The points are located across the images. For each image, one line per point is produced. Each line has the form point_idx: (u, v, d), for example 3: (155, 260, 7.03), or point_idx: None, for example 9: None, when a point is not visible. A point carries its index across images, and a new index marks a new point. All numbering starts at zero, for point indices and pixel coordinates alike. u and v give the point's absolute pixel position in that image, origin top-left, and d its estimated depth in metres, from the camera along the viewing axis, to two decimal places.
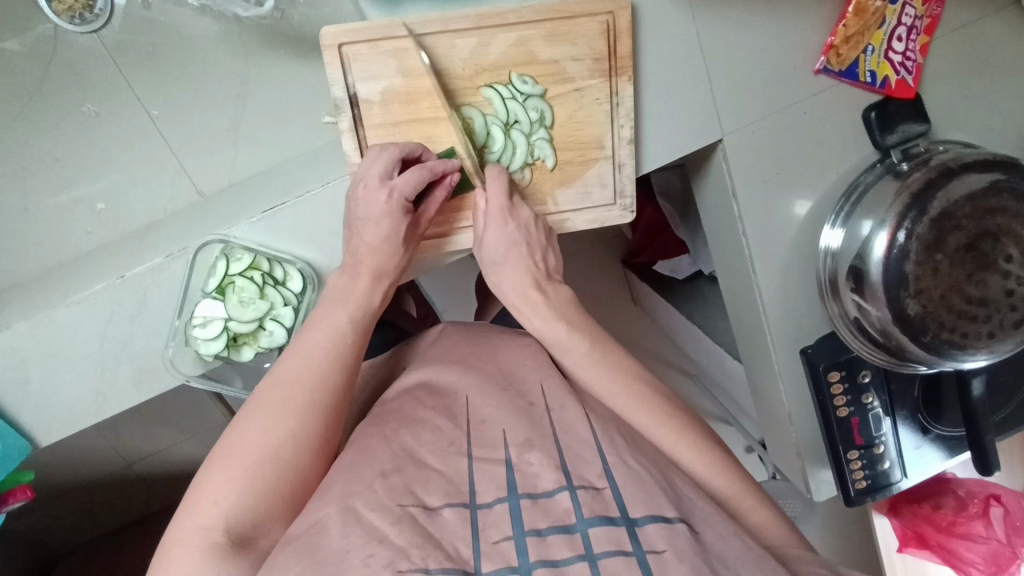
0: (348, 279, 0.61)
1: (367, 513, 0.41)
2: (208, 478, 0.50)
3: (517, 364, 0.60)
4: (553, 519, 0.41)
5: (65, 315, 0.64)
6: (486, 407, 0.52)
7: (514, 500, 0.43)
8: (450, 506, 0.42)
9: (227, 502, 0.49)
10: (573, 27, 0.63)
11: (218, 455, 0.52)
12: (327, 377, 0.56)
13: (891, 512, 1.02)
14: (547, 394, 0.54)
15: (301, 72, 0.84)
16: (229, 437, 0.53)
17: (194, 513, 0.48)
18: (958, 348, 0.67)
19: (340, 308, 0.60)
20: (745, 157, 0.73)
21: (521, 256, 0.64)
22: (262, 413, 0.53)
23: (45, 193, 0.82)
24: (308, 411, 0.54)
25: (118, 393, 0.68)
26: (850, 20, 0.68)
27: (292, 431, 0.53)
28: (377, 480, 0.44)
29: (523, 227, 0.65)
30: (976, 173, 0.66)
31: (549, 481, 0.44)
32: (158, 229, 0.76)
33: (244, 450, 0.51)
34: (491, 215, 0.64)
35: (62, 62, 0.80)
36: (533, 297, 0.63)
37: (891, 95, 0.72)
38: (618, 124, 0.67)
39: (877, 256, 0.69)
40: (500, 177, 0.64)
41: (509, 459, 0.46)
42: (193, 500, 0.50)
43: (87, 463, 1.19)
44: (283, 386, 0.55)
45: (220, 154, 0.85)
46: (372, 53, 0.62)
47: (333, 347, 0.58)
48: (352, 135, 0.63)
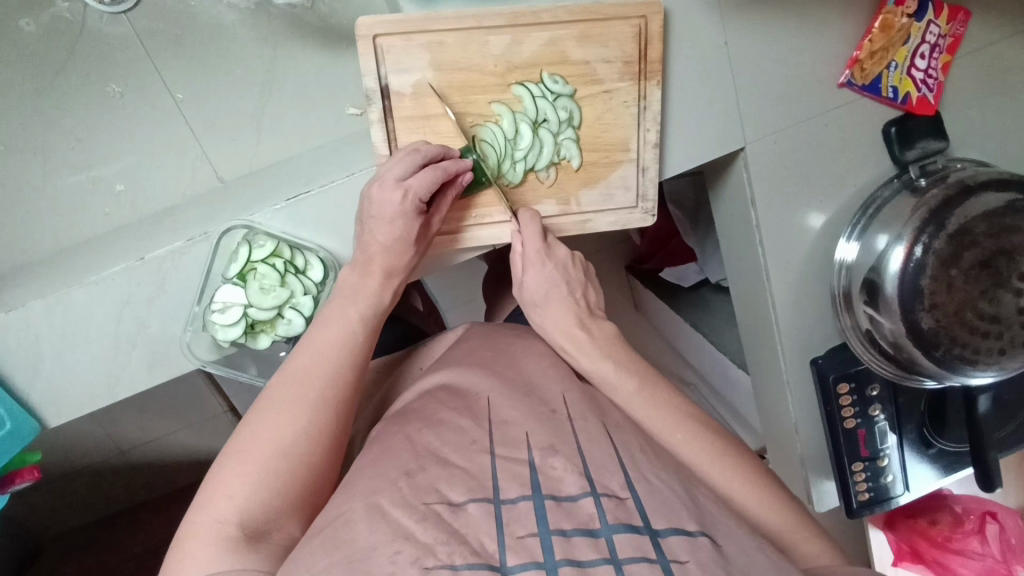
0: (360, 277, 0.61)
1: (391, 510, 0.41)
2: (223, 472, 0.50)
3: (535, 370, 0.60)
4: (578, 523, 0.42)
5: (82, 295, 0.64)
6: (508, 409, 0.52)
7: (538, 499, 0.43)
8: (474, 501, 0.43)
9: (243, 496, 0.49)
10: (606, 29, 0.62)
11: (232, 448, 0.52)
12: (340, 374, 0.56)
13: (887, 525, 1.04)
14: (570, 404, 0.54)
15: (327, 63, 0.84)
16: (242, 431, 0.53)
17: (208, 508, 0.48)
18: (968, 363, 0.70)
19: (351, 305, 0.60)
20: (765, 165, 0.73)
21: (562, 295, 0.67)
22: (276, 409, 0.53)
23: (63, 171, 0.81)
24: (319, 406, 0.54)
25: (131, 376, 0.67)
26: (876, 35, 0.69)
27: (305, 427, 0.53)
28: (401, 479, 0.44)
29: (561, 267, 0.67)
30: (993, 192, 0.68)
31: (572, 486, 0.44)
32: (179, 213, 0.75)
33: (258, 445, 0.51)
34: (528, 257, 0.66)
35: (90, 43, 0.80)
36: (578, 335, 0.64)
37: (911, 111, 0.73)
38: (645, 128, 0.66)
39: (893, 270, 0.71)
40: (534, 220, 0.66)
41: (532, 460, 0.46)
42: (208, 493, 0.49)
43: (83, 448, 1.17)
44: (296, 382, 0.55)
45: (242, 142, 0.84)
46: (406, 45, 0.60)
47: (349, 342, 0.58)
48: (381, 126, 0.62)
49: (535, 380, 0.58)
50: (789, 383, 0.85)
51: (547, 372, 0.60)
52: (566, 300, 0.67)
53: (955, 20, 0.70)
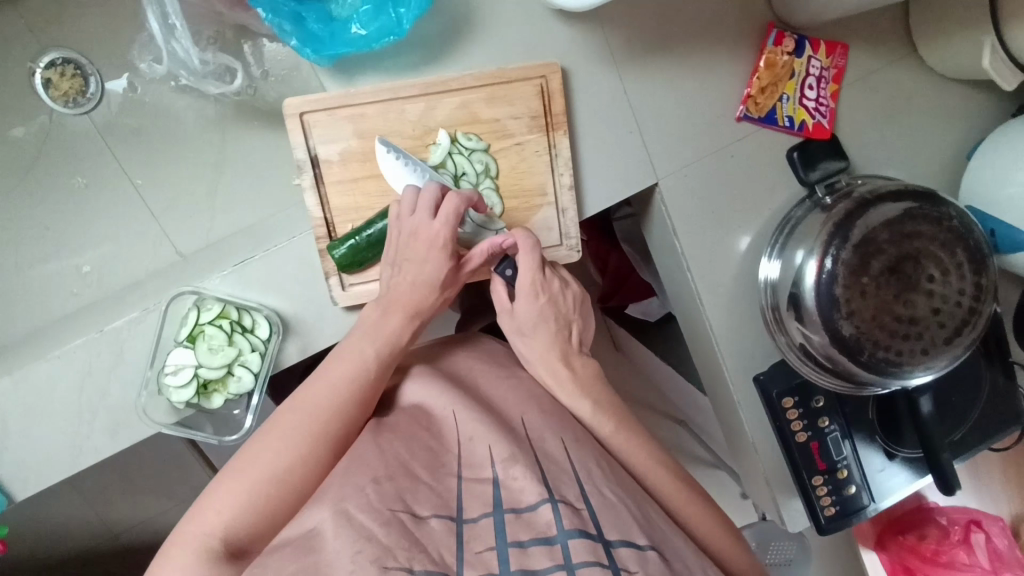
0: (381, 316, 0.63)
1: (358, 514, 0.45)
2: (216, 488, 0.54)
3: (495, 392, 0.66)
4: (536, 532, 0.46)
5: (45, 370, 0.69)
6: (471, 423, 0.57)
7: (498, 515, 0.47)
8: (437, 516, 0.46)
9: (229, 513, 0.52)
10: (511, 90, 0.70)
11: (231, 466, 0.55)
12: (343, 409, 0.59)
13: (879, 546, 1.06)
14: (530, 426, 0.60)
15: (267, 138, 0.90)
16: (244, 452, 0.56)
17: (197, 520, 0.52)
18: (896, 365, 0.73)
19: (366, 342, 0.62)
20: (680, 198, 0.79)
21: (549, 330, 0.69)
22: (277, 435, 0.56)
23: (36, 261, 0.88)
24: (320, 439, 0.57)
25: (94, 443, 0.71)
26: (763, 72, 0.76)
27: (301, 455, 0.56)
28: (369, 485, 0.48)
29: (552, 300, 0.69)
30: (890, 203, 0.73)
31: (532, 495, 0.48)
32: (142, 288, 0.81)
33: (256, 466, 0.55)
34: (522, 289, 0.67)
35: (55, 141, 0.87)
36: (560, 373, 0.68)
37: (809, 137, 0.80)
38: (558, 172, 0.72)
39: (809, 283, 0.74)
40: (533, 250, 0.66)
41: (496, 475, 0.51)
42: (204, 501, 0.54)
43: (74, 531, 1.19)
44: (304, 412, 0.58)
45: (198, 219, 0.91)
46: (331, 119, 0.67)
47: (362, 376, 0.60)
48: (313, 192, 0.68)
49: (498, 406, 0.63)
50: (741, 404, 0.88)
51: (508, 394, 0.66)
52: (552, 333, 0.69)
53: (834, 53, 0.78)
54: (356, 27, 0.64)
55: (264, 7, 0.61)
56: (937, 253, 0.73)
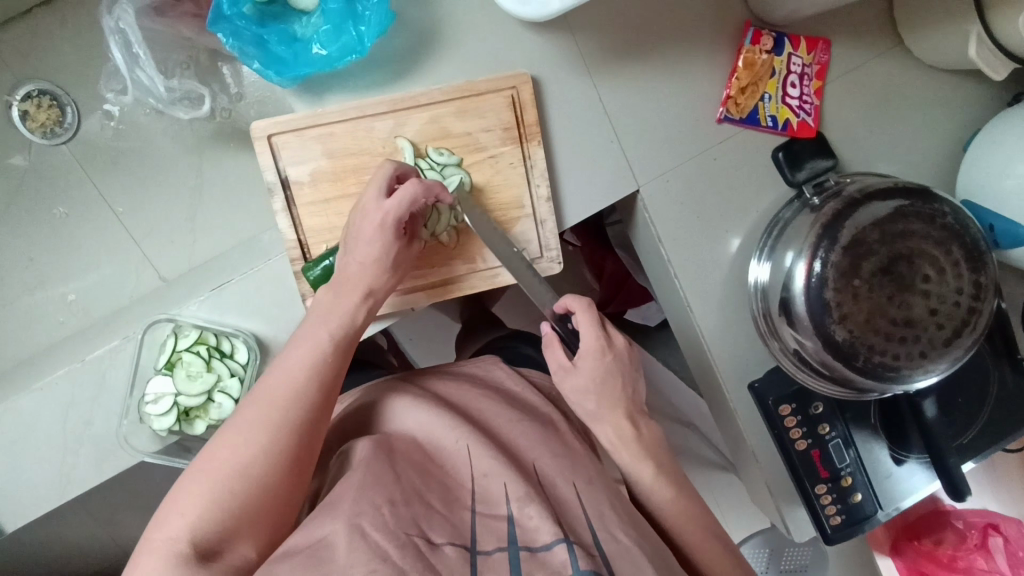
0: (333, 296, 0.61)
1: (372, 531, 0.45)
2: (180, 489, 0.51)
3: (509, 433, 0.65)
4: (551, 569, 0.46)
5: (27, 402, 0.69)
6: (487, 459, 0.57)
7: (513, 550, 0.48)
8: (451, 545, 0.47)
9: (195, 514, 0.49)
10: (481, 102, 0.68)
11: (195, 467, 0.53)
12: (304, 395, 0.56)
13: (893, 551, 1.00)
14: (543, 469, 0.60)
15: (245, 160, 0.91)
16: (207, 450, 0.53)
17: (164, 524, 0.49)
18: (894, 370, 0.70)
19: (322, 326, 0.60)
20: (663, 204, 0.77)
21: (614, 390, 0.67)
22: (236, 428, 0.54)
23: (24, 291, 0.89)
24: (281, 428, 0.54)
25: (80, 473, 0.71)
26: (742, 72, 0.74)
27: (265, 448, 0.53)
28: (384, 507, 0.47)
29: (618, 358, 0.67)
30: (880, 202, 0.70)
31: (547, 534, 0.49)
32: (124, 315, 0.81)
33: (214, 463, 0.52)
34: (586, 347, 0.66)
35: (35, 172, 0.88)
36: (625, 432, 0.67)
37: (794, 136, 0.77)
38: (534, 184, 0.71)
39: (798, 287, 0.72)
40: (591, 309, 0.66)
41: (511, 512, 0.52)
42: (166, 508, 0.50)
43: (85, 553, 1.16)
44: (261, 402, 0.55)
45: (179, 244, 0.91)
46: (299, 140, 0.66)
47: (320, 361, 0.58)
48: (286, 214, 0.67)
49: (512, 449, 0.62)
50: (737, 413, 0.86)
51: (520, 439, 0.64)
52: (617, 392, 0.67)
53: (816, 49, 0.75)
54: (317, 47, 0.64)
55: (224, 31, 0.62)
56: (933, 252, 0.70)
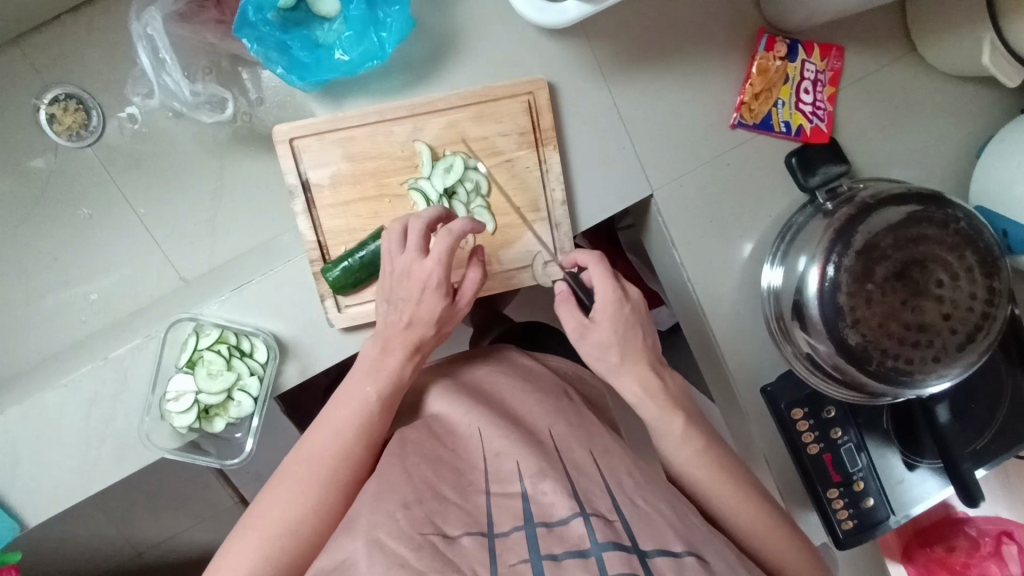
0: (379, 354, 0.63)
1: (389, 542, 0.46)
2: (236, 541, 0.56)
3: (522, 406, 0.66)
4: (568, 544, 0.46)
5: (52, 398, 0.70)
6: (499, 440, 0.58)
7: (530, 529, 0.48)
8: (469, 535, 0.48)
9: (250, 565, 0.55)
10: (499, 107, 0.70)
11: (249, 517, 0.58)
12: (351, 453, 0.60)
13: (906, 558, 1.01)
14: (556, 437, 0.61)
15: (265, 163, 0.92)
16: (260, 501, 0.58)
17: (223, 571, 0.55)
18: (907, 374, 0.71)
19: (370, 383, 0.62)
20: (677, 208, 0.78)
21: (637, 338, 0.66)
22: (288, 486, 0.58)
23: (47, 290, 0.91)
24: (328, 485, 0.58)
25: (102, 469, 0.72)
26: (755, 78, 0.75)
27: (313, 504, 0.58)
28: (399, 511, 0.49)
29: (637, 308, 0.67)
30: (893, 207, 0.71)
31: (562, 509, 0.50)
32: (145, 314, 0.83)
33: (269, 517, 0.57)
34: (605, 302, 0.65)
35: (60, 173, 0.90)
36: (651, 383, 0.66)
37: (807, 141, 0.78)
38: (550, 188, 0.72)
39: (812, 291, 0.72)
40: (601, 261, 0.66)
41: (524, 490, 0.52)
42: (222, 562, 0.56)
43: (98, 551, 1.17)
44: (310, 459, 0.59)
45: (203, 243, 0.93)
46: (321, 144, 0.68)
47: (366, 423, 0.61)
48: (306, 216, 0.68)
49: (525, 421, 0.63)
50: (749, 416, 0.86)
51: (533, 411, 0.66)
52: (638, 341, 0.67)
53: (829, 56, 0.76)
54: (339, 53, 0.65)
55: (248, 37, 0.64)
56: (946, 257, 0.70)
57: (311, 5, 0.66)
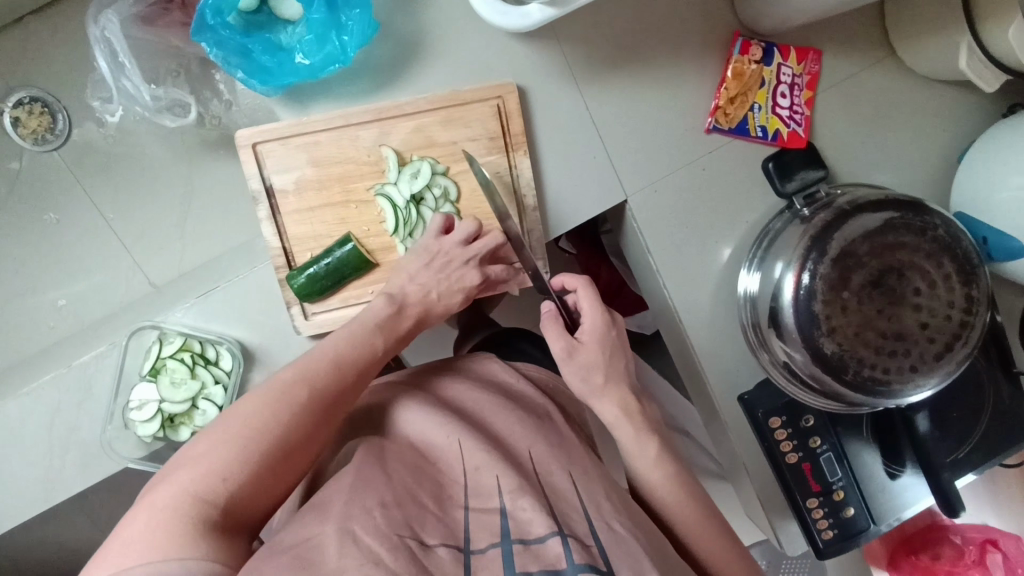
0: (397, 316, 0.64)
1: (364, 535, 0.44)
2: (215, 443, 0.48)
3: (502, 427, 0.64)
4: (544, 564, 0.47)
5: (13, 408, 0.69)
6: (478, 454, 0.57)
7: (507, 545, 0.49)
8: (445, 544, 0.47)
9: (229, 474, 0.47)
10: (467, 112, 0.68)
11: (231, 421, 0.50)
12: (348, 389, 0.57)
13: (891, 566, 1.00)
14: (536, 459, 0.60)
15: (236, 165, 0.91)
16: (245, 410, 0.51)
17: (191, 475, 0.46)
18: (884, 384, 0.69)
19: (378, 335, 0.61)
20: (651, 214, 0.77)
21: (620, 365, 0.68)
22: (281, 402, 0.52)
23: (16, 296, 0.90)
24: (323, 415, 0.54)
25: (66, 478, 0.71)
26: (731, 83, 0.74)
27: (306, 429, 0.52)
28: (377, 508, 0.47)
29: (620, 335, 0.69)
30: (870, 213, 0.69)
31: (540, 527, 0.51)
32: (112, 321, 0.81)
33: (259, 428, 0.50)
34: (594, 326, 0.67)
35: (27, 178, 0.89)
36: (632, 405, 0.67)
37: (784, 146, 0.77)
38: (520, 193, 0.71)
39: (787, 299, 0.71)
40: (589, 285, 0.68)
41: (503, 507, 0.52)
42: (186, 465, 0.47)
43: (73, 555, 1.16)
44: (309, 381, 0.54)
45: (168, 252, 0.92)
46: (284, 149, 0.67)
47: (368, 363, 0.58)
48: (270, 222, 0.67)
49: (504, 439, 0.62)
50: (727, 424, 0.85)
51: (514, 429, 0.64)
52: (620, 367, 0.68)
53: (806, 59, 0.75)
54: (300, 57, 0.64)
55: (207, 41, 0.62)
56: (923, 264, 0.69)
57: (273, 8, 0.65)
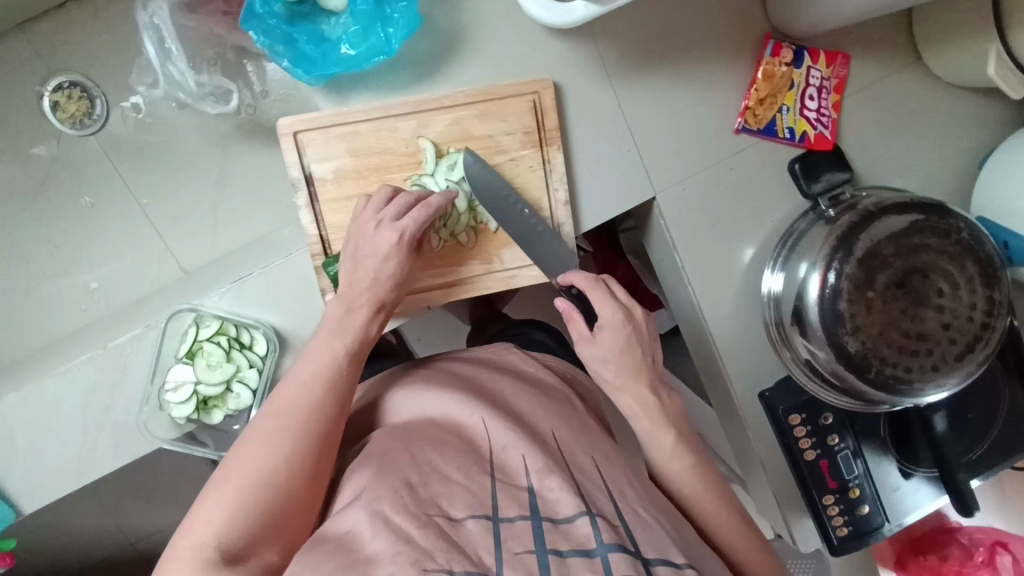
0: (344, 311, 0.61)
1: (394, 516, 0.46)
2: (206, 495, 0.51)
3: (526, 408, 0.65)
4: (574, 544, 0.48)
5: (51, 386, 0.70)
6: (504, 432, 0.58)
7: (536, 520, 0.50)
8: (473, 517, 0.48)
9: (224, 520, 0.49)
10: (504, 106, 0.70)
11: (220, 472, 0.52)
12: (322, 404, 0.56)
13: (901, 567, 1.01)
14: (560, 440, 0.61)
15: (267, 156, 0.92)
16: (230, 457, 0.53)
17: (191, 529, 0.49)
18: (906, 383, 0.71)
19: (335, 337, 0.59)
20: (679, 211, 0.78)
21: (634, 351, 0.67)
22: (262, 437, 0.53)
23: (48, 278, 0.91)
24: (302, 435, 0.54)
25: (99, 457, 0.72)
26: (760, 84, 0.75)
27: (287, 456, 0.53)
28: (404, 489, 0.48)
29: (635, 326, 0.67)
30: (895, 215, 0.71)
31: (568, 507, 0.51)
32: (144, 304, 0.82)
33: (242, 471, 0.51)
34: (603, 322, 0.66)
35: (63, 161, 0.90)
36: (649, 397, 0.67)
37: (811, 148, 0.78)
38: (553, 188, 0.72)
39: (812, 297, 0.72)
40: (594, 286, 0.67)
41: (532, 485, 0.53)
42: (191, 520, 0.50)
43: (87, 539, 1.16)
44: (280, 412, 0.55)
45: (202, 235, 0.93)
46: (324, 138, 0.68)
47: (334, 375, 0.57)
48: (308, 210, 0.68)
49: (528, 419, 0.63)
50: (745, 420, 0.86)
51: (536, 411, 0.65)
52: (639, 353, 0.67)
53: (835, 63, 0.76)
54: (345, 48, 0.66)
55: (255, 29, 0.64)
56: (946, 266, 0.70)
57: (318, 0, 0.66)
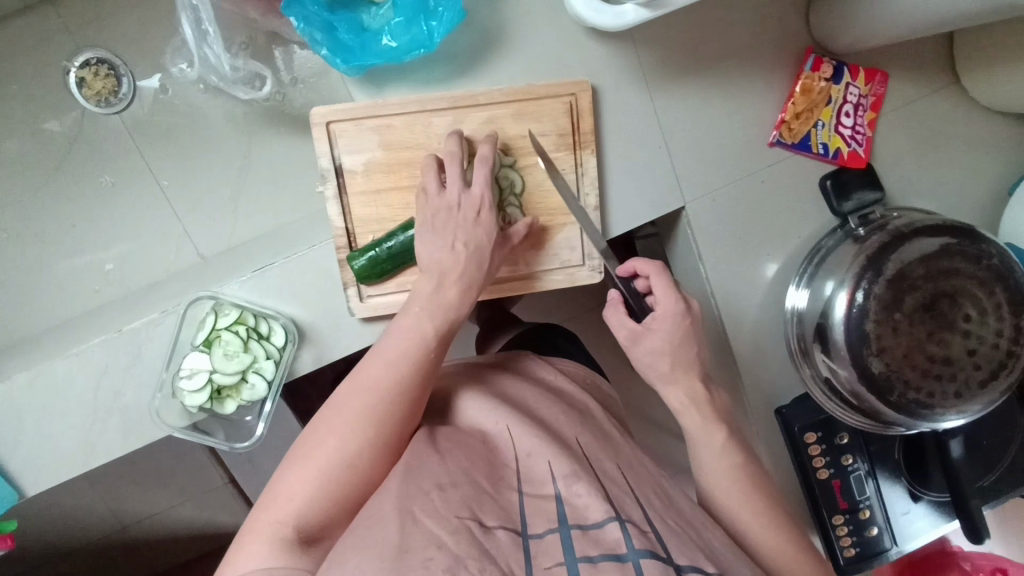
0: (436, 290, 0.60)
1: (422, 520, 0.45)
2: (290, 472, 0.51)
3: (548, 415, 0.63)
4: (604, 548, 0.47)
5: (62, 367, 0.69)
6: (530, 439, 0.56)
7: (565, 530, 0.48)
8: (504, 528, 0.47)
9: (302, 500, 0.50)
10: (540, 106, 0.69)
11: (301, 446, 0.53)
12: (408, 381, 0.56)
13: None
14: (584, 445, 0.59)
15: (291, 144, 0.91)
16: (310, 434, 0.53)
17: (270, 508, 0.49)
18: (927, 407, 0.70)
19: (428, 315, 0.59)
20: (707, 222, 0.77)
21: (689, 350, 0.66)
22: (346, 418, 0.53)
23: (62, 256, 0.89)
24: (387, 416, 0.54)
25: (107, 442, 0.71)
26: (799, 98, 0.74)
27: (369, 438, 0.53)
28: (433, 491, 0.47)
29: (698, 320, 0.67)
30: (927, 238, 0.70)
31: (597, 513, 0.50)
32: (161, 288, 0.81)
33: (326, 450, 0.52)
34: (662, 315, 0.65)
35: (85, 139, 0.88)
36: (700, 394, 0.67)
37: (844, 165, 0.77)
38: (583, 192, 0.71)
39: (838, 316, 0.71)
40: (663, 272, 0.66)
41: (559, 492, 0.52)
42: (269, 499, 0.50)
43: (82, 523, 1.14)
44: (367, 389, 0.54)
45: (220, 221, 0.91)
46: (357, 129, 0.67)
47: (423, 358, 0.57)
48: (336, 201, 0.67)
49: (551, 424, 0.61)
50: (762, 435, 0.85)
51: (559, 417, 0.63)
52: (676, 356, 0.66)
53: (873, 81, 0.76)
54: (386, 39, 0.64)
55: (295, 15, 0.62)
56: (974, 292, 0.70)
57: None
